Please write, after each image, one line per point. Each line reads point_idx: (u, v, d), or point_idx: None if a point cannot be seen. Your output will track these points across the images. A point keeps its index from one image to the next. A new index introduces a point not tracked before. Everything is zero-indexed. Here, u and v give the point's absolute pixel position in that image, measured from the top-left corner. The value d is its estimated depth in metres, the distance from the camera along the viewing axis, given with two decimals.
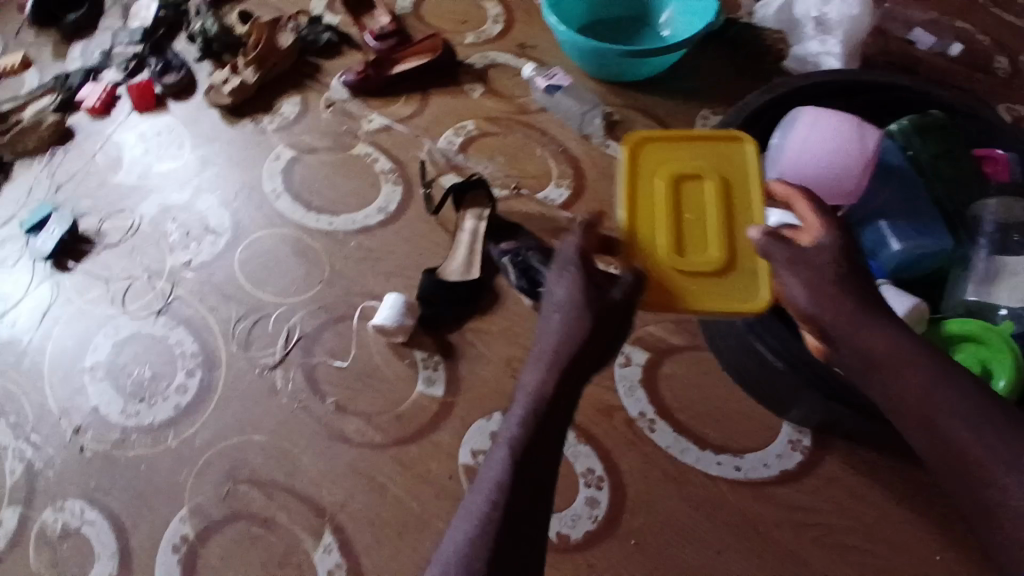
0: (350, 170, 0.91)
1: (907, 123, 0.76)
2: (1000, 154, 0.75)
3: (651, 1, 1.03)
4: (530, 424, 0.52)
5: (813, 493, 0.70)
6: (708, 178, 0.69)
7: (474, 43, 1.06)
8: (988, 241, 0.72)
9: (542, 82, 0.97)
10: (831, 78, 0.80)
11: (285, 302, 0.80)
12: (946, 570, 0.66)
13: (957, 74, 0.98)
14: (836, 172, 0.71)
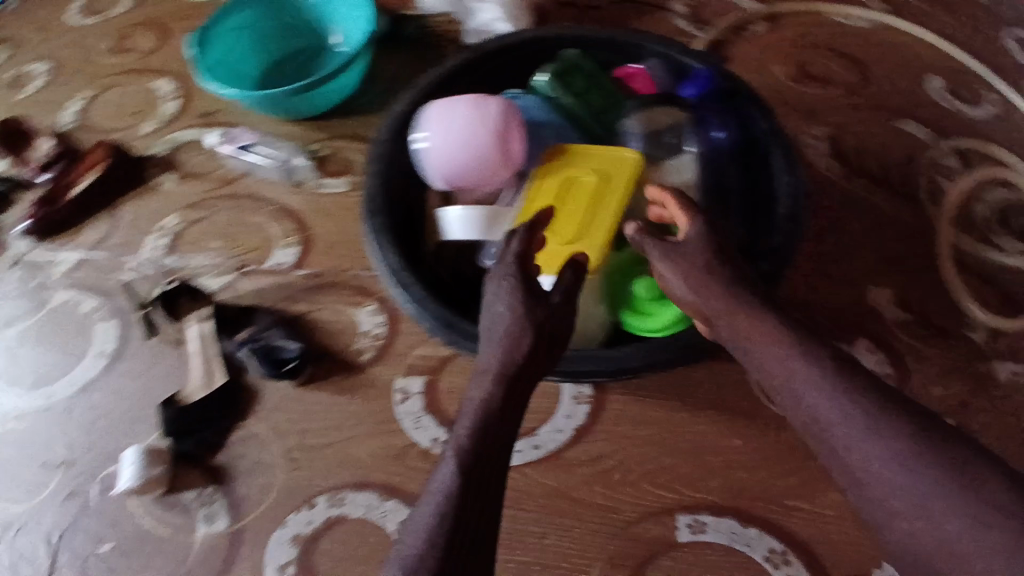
0: (52, 331, 0.84)
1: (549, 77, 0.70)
2: (639, 68, 0.72)
3: (318, 29, 1.00)
4: (485, 435, 0.49)
5: (607, 437, 0.73)
6: (586, 190, 0.66)
7: (154, 131, 0.99)
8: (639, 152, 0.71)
9: (229, 146, 0.92)
10: (460, 60, 0.71)
11: (19, 507, 0.74)
12: (743, 452, 0.71)
13: None
14: (500, 152, 0.64)
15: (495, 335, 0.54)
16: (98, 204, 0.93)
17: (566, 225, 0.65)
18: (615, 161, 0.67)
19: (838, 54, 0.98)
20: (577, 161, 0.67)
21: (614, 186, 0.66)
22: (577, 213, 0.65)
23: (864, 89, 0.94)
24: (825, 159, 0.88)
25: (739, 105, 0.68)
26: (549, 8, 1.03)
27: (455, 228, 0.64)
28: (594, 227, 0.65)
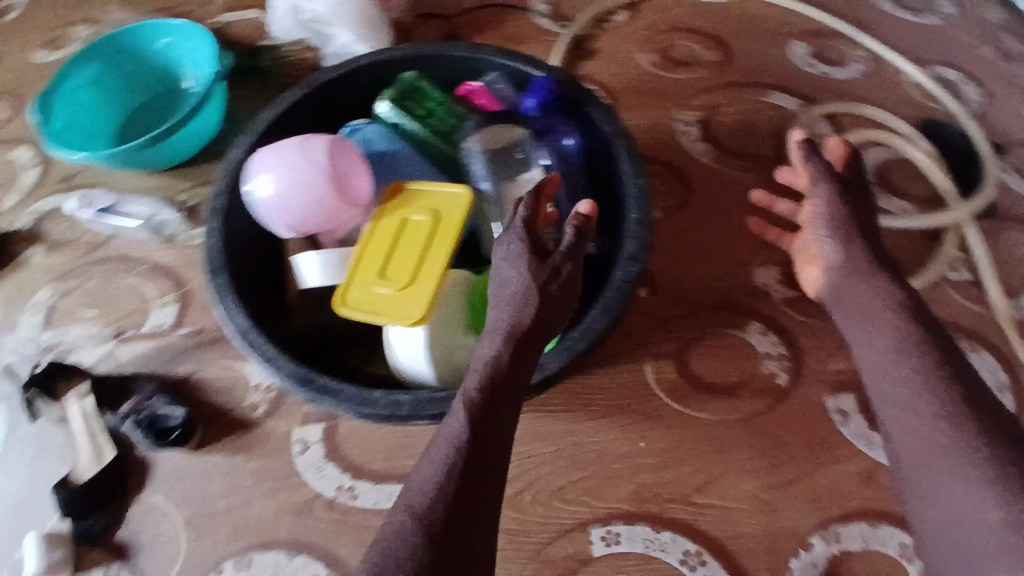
0: None
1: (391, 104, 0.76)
2: (476, 86, 0.78)
3: (169, 76, 0.97)
4: (498, 387, 0.55)
5: (513, 458, 0.71)
6: (419, 222, 0.69)
7: (13, 203, 0.93)
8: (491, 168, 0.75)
9: (87, 211, 0.88)
10: (302, 92, 0.74)
11: None
12: (652, 452, 0.71)
13: None
14: (337, 192, 0.69)
15: (502, 304, 0.59)
16: None
17: (399, 270, 0.66)
18: (448, 202, 0.69)
19: (701, 36, 1.00)
20: (413, 204, 0.70)
21: (446, 227, 0.68)
22: (411, 255, 0.67)
23: (728, 68, 0.97)
24: (699, 144, 0.90)
25: (573, 111, 0.74)
26: (411, 24, 1.01)
27: (310, 277, 0.69)
28: (424, 269, 0.66)
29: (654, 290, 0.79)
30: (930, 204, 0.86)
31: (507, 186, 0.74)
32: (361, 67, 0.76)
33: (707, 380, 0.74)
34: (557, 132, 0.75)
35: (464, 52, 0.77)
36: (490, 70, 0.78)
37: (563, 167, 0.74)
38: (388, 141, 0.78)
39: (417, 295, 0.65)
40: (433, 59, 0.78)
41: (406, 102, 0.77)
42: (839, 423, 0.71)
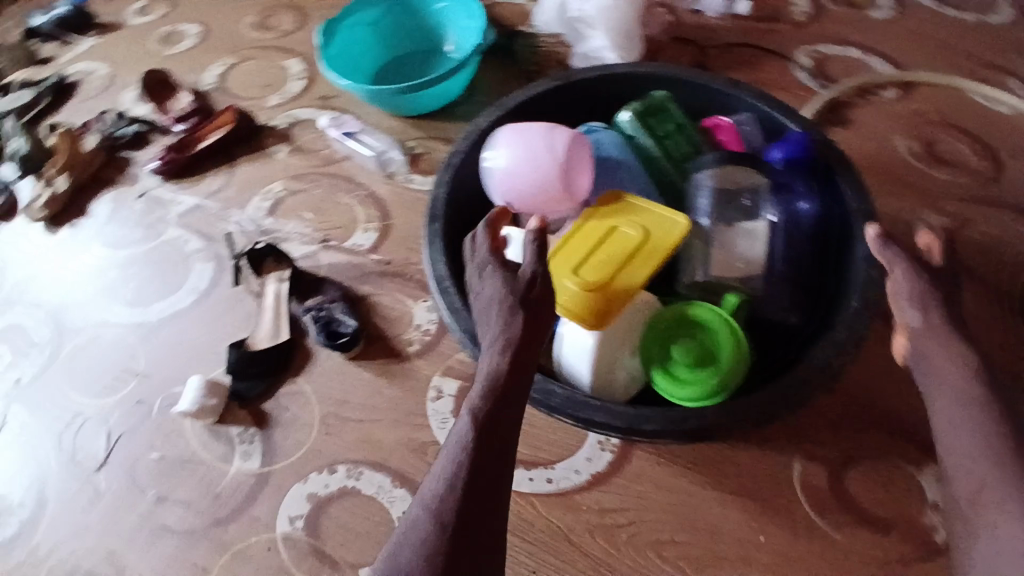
0: (158, 260, 0.97)
1: (633, 116, 0.79)
2: (724, 122, 0.79)
3: (436, 38, 1.07)
4: (504, 400, 0.54)
5: (624, 493, 0.70)
6: (626, 236, 0.71)
7: (278, 104, 1.09)
8: (711, 206, 0.75)
9: (335, 131, 1.00)
10: (554, 85, 0.79)
11: (104, 403, 0.88)
12: (769, 550, 0.66)
13: (745, 32, 1.02)
14: (562, 178, 0.73)
15: (489, 325, 0.59)
16: (220, 159, 1.04)
17: (594, 269, 0.69)
18: (660, 225, 0.71)
19: (971, 140, 0.90)
20: (625, 215, 0.73)
21: (650, 246, 0.70)
22: (609, 264, 0.69)
23: (994, 182, 0.86)
24: None
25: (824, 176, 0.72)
26: (665, 45, 1.01)
27: (510, 247, 0.73)
28: (618, 277, 0.68)
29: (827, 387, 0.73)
30: None
31: (725, 230, 0.73)
32: (616, 78, 0.80)
33: (856, 505, 0.67)
34: (796, 192, 0.74)
35: (724, 88, 0.79)
36: (740, 114, 0.80)
37: (790, 229, 0.73)
38: (619, 150, 0.79)
39: (603, 298, 0.67)
40: (688, 87, 0.80)
41: (649, 118, 0.79)
42: None
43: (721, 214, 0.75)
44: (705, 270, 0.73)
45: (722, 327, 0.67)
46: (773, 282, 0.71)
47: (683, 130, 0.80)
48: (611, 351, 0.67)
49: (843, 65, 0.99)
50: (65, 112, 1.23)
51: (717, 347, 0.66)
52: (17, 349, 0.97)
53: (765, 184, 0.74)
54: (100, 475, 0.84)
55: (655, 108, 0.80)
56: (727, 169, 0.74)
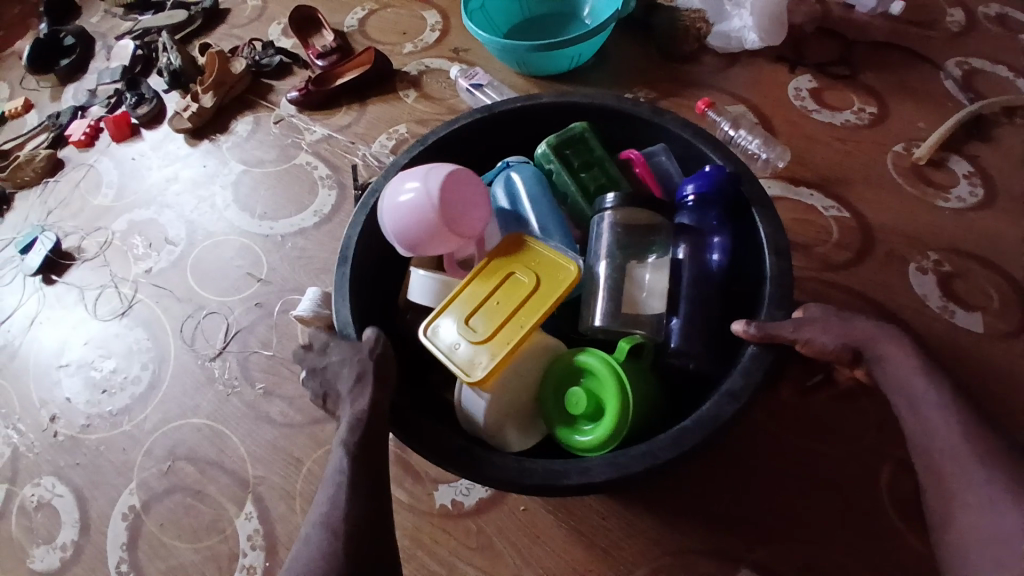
0: (286, 180, 1.04)
1: (548, 148, 0.70)
2: (635, 156, 0.69)
3: (571, 5, 1.09)
4: (372, 429, 0.55)
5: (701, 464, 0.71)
6: (518, 282, 0.61)
7: (412, 52, 1.14)
8: (609, 251, 0.63)
9: (465, 82, 1.03)
10: (471, 118, 0.70)
11: (225, 301, 0.96)
12: (843, 540, 0.65)
13: (892, 32, 0.99)
14: (449, 217, 0.64)
15: (347, 371, 0.58)
16: (353, 96, 1.11)
17: (484, 321, 0.60)
18: (552, 269, 0.61)
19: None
20: (519, 256, 0.63)
21: (543, 293, 0.60)
22: (495, 314, 0.60)
23: None
24: None
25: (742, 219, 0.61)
26: (807, 36, 1.00)
27: (418, 292, 0.66)
28: (508, 330, 0.59)
29: None
30: None
31: (629, 275, 0.62)
32: (492, 116, 0.70)
33: None
34: (710, 228, 0.63)
35: (645, 115, 0.67)
36: (654, 141, 0.70)
37: (698, 277, 0.62)
38: (539, 184, 0.71)
39: (490, 355, 0.58)
40: (602, 111, 0.69)
41: (566, 150, 0.70)
42: None
43: (630, 258, 0.63)
44: (603, 318, 0.60)
45: (608, 379, 0.54)
46: (679, 330, 0.60)
47: (597, 163, 0.70)
48: (502, 399, 0.58)
49: (994, 81, 0.95)
50: (216, 35, 1.34)
51: (607, 403, 0.54)
52: (152, 242, 1.08)
53: (666, 224, 0.64)
54: (216, 363, 0.92)
55: (574, 139, 0.70)
56: (634, 207, 0.62)
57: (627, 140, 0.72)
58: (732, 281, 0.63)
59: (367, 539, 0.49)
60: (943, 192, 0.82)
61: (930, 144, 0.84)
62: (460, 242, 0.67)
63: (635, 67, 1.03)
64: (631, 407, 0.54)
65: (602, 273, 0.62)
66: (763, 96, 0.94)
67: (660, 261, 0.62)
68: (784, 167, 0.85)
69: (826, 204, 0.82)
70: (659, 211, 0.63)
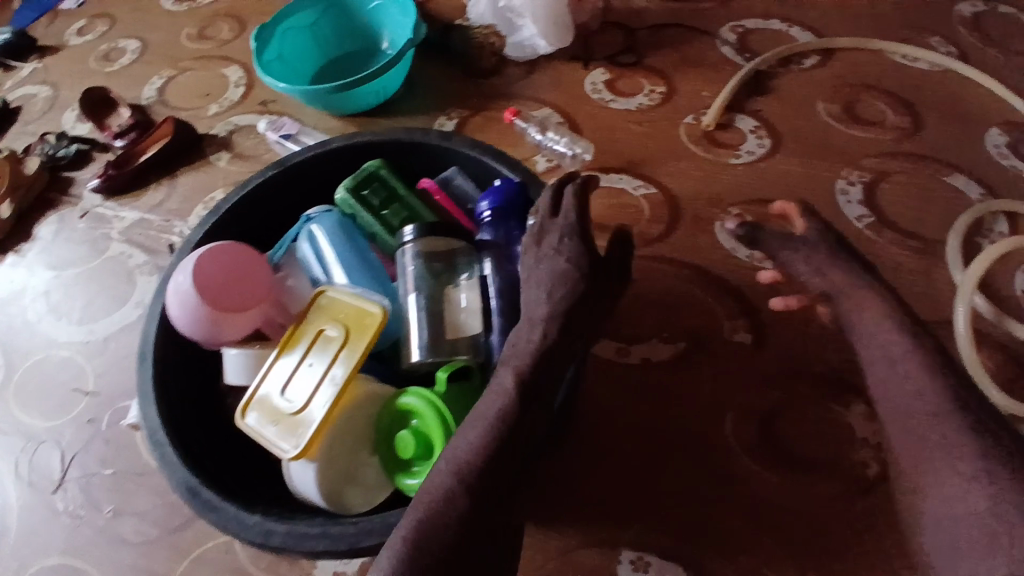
0: (103, 277, 0.96)
1: (344, 193, 0.66)
2: (429, 184, 0.67)
3: (369, 37, 1.08)
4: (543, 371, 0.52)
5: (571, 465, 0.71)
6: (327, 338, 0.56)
7: (217, 113, 1.09)
8: (420, 282, 0.60)
9: (273, 135, 0.99)
10: (264, 179, 0.67)
11: (53, 426, 0.86)
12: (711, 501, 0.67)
13: (669, 13, 1.07)
14: (217, 299, 0.59)
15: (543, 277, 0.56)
16: (161, 171, 1.04)
17: (295, 390, 0.55)
18: (360, 315, 0.56)
19: (893, 101, 0.95)
20: (325, 310, 0.58)
21: (354, 342, 0.55)
22: (308, 380, 0.55)
23: (911, 138, 0.90)
24: (855, 207, 0.84)
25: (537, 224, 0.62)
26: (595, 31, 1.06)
27: (233, 372, 0.60)
28: (318, 394, 0.54)
29: (759, 339, 0.75)
30: None
31: (442, 304, 0.60)
32: (283, 170, 0.67)
33: (791, 452, 0.69)
34: (513, 237, 0.63)
35: (436, 142, 0.67)
36: (448, 164, 0.69)
37: (510, 290, 0.61)
38: (346, 233, 0.65)
39: (305, 425, 0.53)
40: (394, 145, 0.68)
41: (364, 190, 0.67)
42: None
43: (440, 287, 0.61)
44: (422, 352, 0.58)
45: (430, 420, 0.52)
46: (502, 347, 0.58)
47: (397, 198, 0.67)
48: (331, 467, 0.53)
49: (765, 37, 1.03)
50: (6, 136, 1.22)
51: (433, 442, 0.52)
52: None
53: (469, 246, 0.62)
54: (57, 496, 0.81)
55: (369, 176, 0.67)
56: (435, 236, 0.60)
57: (426, 168, 0.71)
58: None
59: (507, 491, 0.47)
60: (733, 150, 0.90)
61: (713, 110, 0.93)
62: (248, 318, 0.61)
63: (446, 85, 1.03)
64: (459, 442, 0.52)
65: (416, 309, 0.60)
66: (566, 95, 1.00)
67: (470, 281, 0.61)
68: (591, 159, 0.92)
69: (637, 185, 0.89)
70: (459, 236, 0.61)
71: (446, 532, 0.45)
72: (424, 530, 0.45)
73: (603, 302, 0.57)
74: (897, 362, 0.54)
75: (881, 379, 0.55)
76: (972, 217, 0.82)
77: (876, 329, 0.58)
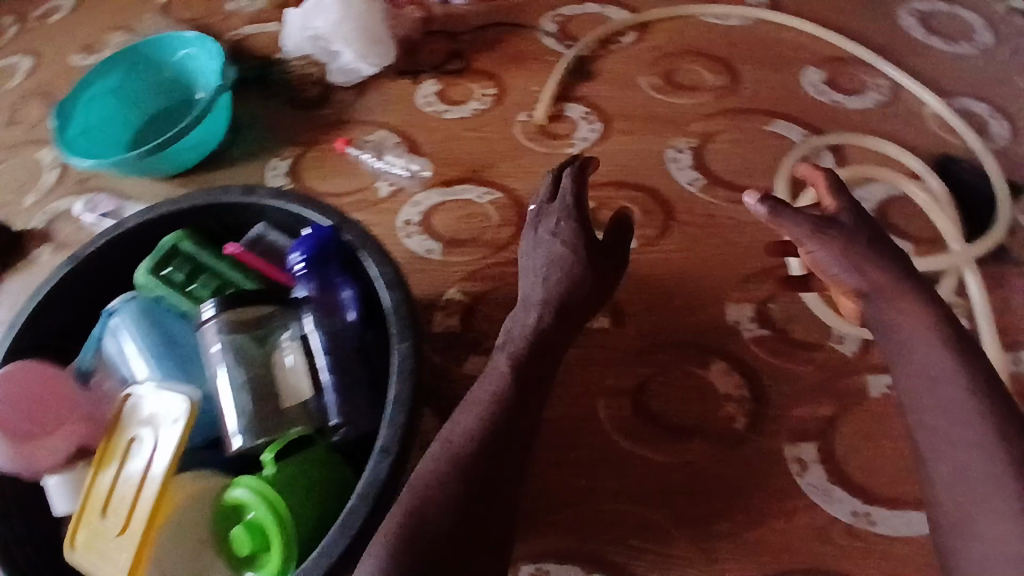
0: None
1: (144, 275, 0.63)
2: (234, 249, 0.64)
3: (182, 88, 1.01)
4: (537, 357, 0.61)
5: None
6: (143, 442, 0.55)
7: (33, 201, 1.00)
8: (230, 353, 0.56)
9: (90, 217, 0.94)
10: (59, 277, 0.63)
11: None
12: (597, 491, 0.67)
13: (487, 13, 1.08)
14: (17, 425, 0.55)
15: (537, 258, 0.67)
16: None
17: (117, 509, 0.53)
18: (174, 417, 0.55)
19: (712, 60, 0.97)
20: (140, 418, 0.56)
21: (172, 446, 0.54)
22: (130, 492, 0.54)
23: (733, 95, 0.93)
24: (687, 172, 0.86)
25: (355, 266, 0.61)
26: (418, 43, 1.06)
27: (59, 502, 0.57)
28: (140, 508, 0.53)
29: (618, 320, 0.76)
30: (932, 248, 0.78)
31: (265, 373, 0.57)
32: (81, 263, 0.64)
33: (660, 421, 0.70)
34: (336, 284, 0.61)
35: (238, 198, 0.64)
36: (256, 220, 0.66)
37: (335, 339, 0.58)
38: (154, 319, 0.62)
39: (133, 544, 0.52)
40: (197, 212, 0.65)
41: (167, 267, 0.63)
42: (798, 474, 0.66)
43: (256, 356, 0.57)
44: (242, 435, 0.55)
45: (261, 509, 0.50)
46: (336, 407, 0.56)
47: (203, 268, 0.64)
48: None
49: (583, 21, 1.05)
50: None
51: (266, 530, 0.50)
52: None
53: (279, 307, 0.59)
54: None
55: (170, 252, 0.64)
56: (240, 303, 0.57)
57: (238, 227, 0.68)
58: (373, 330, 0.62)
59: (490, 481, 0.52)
60: (568, 140, 0.92)
61: (542, 105, 0.94)
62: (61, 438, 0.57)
63: (275, 126, 0.99)
64: (292, 525, 0.50)
65: (230, 387, 0.56)
66: (399, 115, 0.98)
67: (291, 342, 0.58)
68: (432, 175, 0.90)
69: (481, 192, 0.89)
70: (269, 299, 0.58)
71: (439, 520, 0.48)
72: (419, 508, 0.49)
73: (601, 283, 0.67)
74: (941, 383, 0.53)
75: (919, 374, 0.55)
76: (795, 160, 0.85)
77: (923, 333, 0.56)
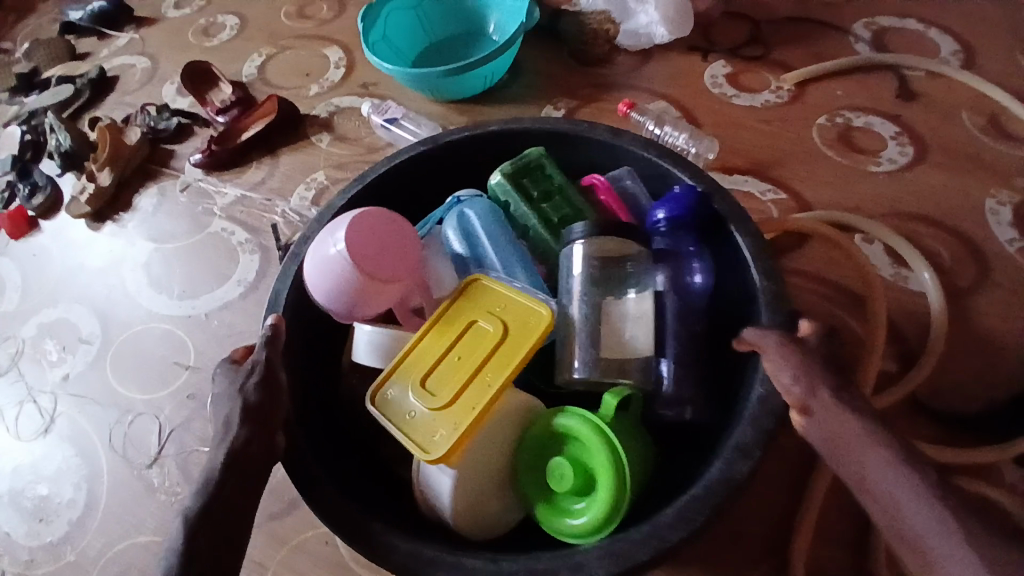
0: (201, 255, 0.96)
1: (502, 182, 0.68)
2: (596, 181, 0.68)
3: (475, 14, 1.05)
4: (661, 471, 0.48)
5: None
6: (490, 329, 0.59)
7: (319, 93, 1.07)
8: (582, 288, 0.62)
9: (378, 118, 0.97)
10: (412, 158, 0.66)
11: (152, 396, 0.87)
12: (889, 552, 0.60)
13: (797, 1, 0.98)
14: (365, 262, 0.60)
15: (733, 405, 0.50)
16: (263, 149, 1.02)
17: (440, 372, 0.58)
18: (525, 314, 0.59)
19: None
20: (482, 303, 0.61)
21: (515, 335, 0.58)
22: (456, 369, 0.58)
23: None
24: (1006, 229, 0.77)
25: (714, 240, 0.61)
26: (714, 20, 0.97)
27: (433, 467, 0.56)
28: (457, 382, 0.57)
29: (908, 368, 0.69)
30: None
31: (606, 311, 0.61)
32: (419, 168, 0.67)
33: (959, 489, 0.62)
34: (683, 252, 0.64)
35: (603, 136, 0.65)
36: (620, 163, 0.68)
37: (682, 310, 0.62)
38: (496, 219, 0.68)
39: (450, 423, 0.55)
40: (548, 132, 0.67)
41: (522, 183, 0.68)
42: None
43: (594, 286, 0.62)
44: (584, 371, 0.60)
45: (595, 441, 0.53)
46: (671, 373, 0.60)
47: (559, 192, 0.69)
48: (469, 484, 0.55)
49: (904, 37, 0.93)
50: (109, 108, 1.18)
51: (596, 471, 0.53)
52: (67, 342, 0.95)
53: (639, 252, 0.62)
54: (152, 471, 0.82)
55: (527, 169, 0.68)
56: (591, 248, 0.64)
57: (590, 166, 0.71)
58: (717, 306, 0.63)
59: (219, 543, 0.46)
60: (873, 157, 0.82)
61: (791, 74, 0.89)
62: (390, 293, 0.62)
63: (549, 76, 0.98)
64: (628, 468, 0.52)
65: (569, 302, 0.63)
66: (683, 88, 0.93)
67: (641, 294, 0.61)
68: (715, 157, 0.85)
69: (764, 189, 0.82)
70: (633, 238, 0.61)
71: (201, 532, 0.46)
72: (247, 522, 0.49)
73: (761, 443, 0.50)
74: None
75: None
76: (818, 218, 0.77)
77: None
